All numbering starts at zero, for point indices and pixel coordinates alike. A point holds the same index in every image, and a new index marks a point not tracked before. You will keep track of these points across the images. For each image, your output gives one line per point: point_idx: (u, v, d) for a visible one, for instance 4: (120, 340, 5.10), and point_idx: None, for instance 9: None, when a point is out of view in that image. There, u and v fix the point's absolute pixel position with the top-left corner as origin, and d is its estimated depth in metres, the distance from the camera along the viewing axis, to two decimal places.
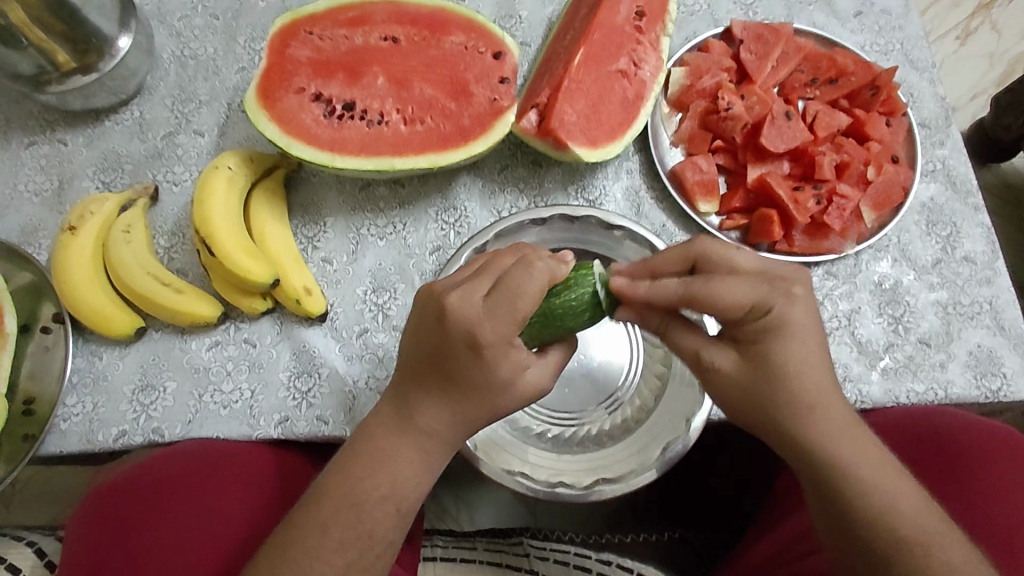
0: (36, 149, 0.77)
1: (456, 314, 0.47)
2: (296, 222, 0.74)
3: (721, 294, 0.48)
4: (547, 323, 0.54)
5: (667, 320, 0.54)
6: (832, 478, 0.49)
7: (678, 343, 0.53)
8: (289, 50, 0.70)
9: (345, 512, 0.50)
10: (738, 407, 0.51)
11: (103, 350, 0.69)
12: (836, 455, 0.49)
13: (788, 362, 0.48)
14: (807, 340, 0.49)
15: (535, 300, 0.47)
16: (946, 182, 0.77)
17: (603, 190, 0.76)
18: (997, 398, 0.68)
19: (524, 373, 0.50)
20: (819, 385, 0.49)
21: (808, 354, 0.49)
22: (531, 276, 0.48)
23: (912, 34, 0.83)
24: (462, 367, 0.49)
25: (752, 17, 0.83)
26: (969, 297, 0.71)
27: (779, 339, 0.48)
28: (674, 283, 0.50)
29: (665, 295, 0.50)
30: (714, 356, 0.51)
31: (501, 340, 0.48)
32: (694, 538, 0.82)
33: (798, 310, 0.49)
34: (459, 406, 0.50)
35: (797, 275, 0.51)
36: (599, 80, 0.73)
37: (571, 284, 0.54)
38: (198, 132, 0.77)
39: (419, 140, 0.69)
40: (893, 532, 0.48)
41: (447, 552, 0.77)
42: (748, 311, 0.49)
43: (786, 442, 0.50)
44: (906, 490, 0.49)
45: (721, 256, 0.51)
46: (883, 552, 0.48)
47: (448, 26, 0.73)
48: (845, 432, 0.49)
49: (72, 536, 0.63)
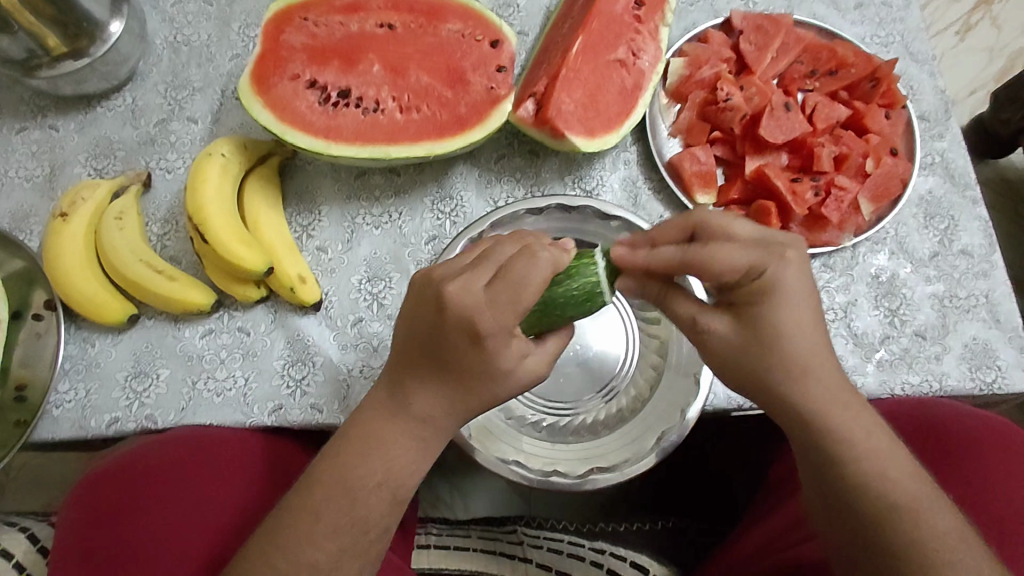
0: (28, 134, 0.76)
1: (455, 303, 0.47)
2: (291, 210, 0.74)
3: (717, 257, 0.48)
4: (546, 312, 0.54)
5: (666, 287, 0.53)
6: (823, 444, 0.49)
7: (675, 309, 0.53)
8: (284, 36, 0.70)
9: (338, 498, 0.49)
10: (732, 372, 0.51)
11: (95, 337, 0.69)
12: (827, 421, 0.49)
13: (782, 327, 0.48)
14: (802, 304, 0.48)
15: (539, 289, 0.47)
16: (944, 175, 0.76)
17: (601, 179, 0.75)
18: (992, 390, 0.68)
19: (525, 361, 0.50)
20: (811, 349, 0.49)
21: (803, 319, 0.48)
22: (536, 267, 0.47)
23: (912, 26, 0.83)
24: (465, 357, 0.48)
25: (752, 8, 0.82)
26: (965, 290, 0.71)
27: (773, 303, 0.48)
28: (672, 250, 0.50)
29: (664, 261, 0.50)
30: (710, 321, 0.51)
31: (502, 331, 0.47)
32: (688, 528, 0.80)
33: (793, 273, 0.48)
34: (457, 396, 0.50)
35: (795, 239, 0.50)
36: (597, 69, 0.73)
37: (571, 273, 0.53)
38: (191, 119, 0.76)
39: (415, 128, 0.68)
40: (884, 498, 0.47)
41: (441, 540, 0.79)
42: (744, 274, 0.48)
43: (779, 409, 0.50)
44: (897, 458, 0.49)
45: (720, 224, 0.50)
46: (870, 515, 0.48)
47: (445, 14, 0.72)
48: (837, 397, 0.49)
49: (63, 521, 0.62)
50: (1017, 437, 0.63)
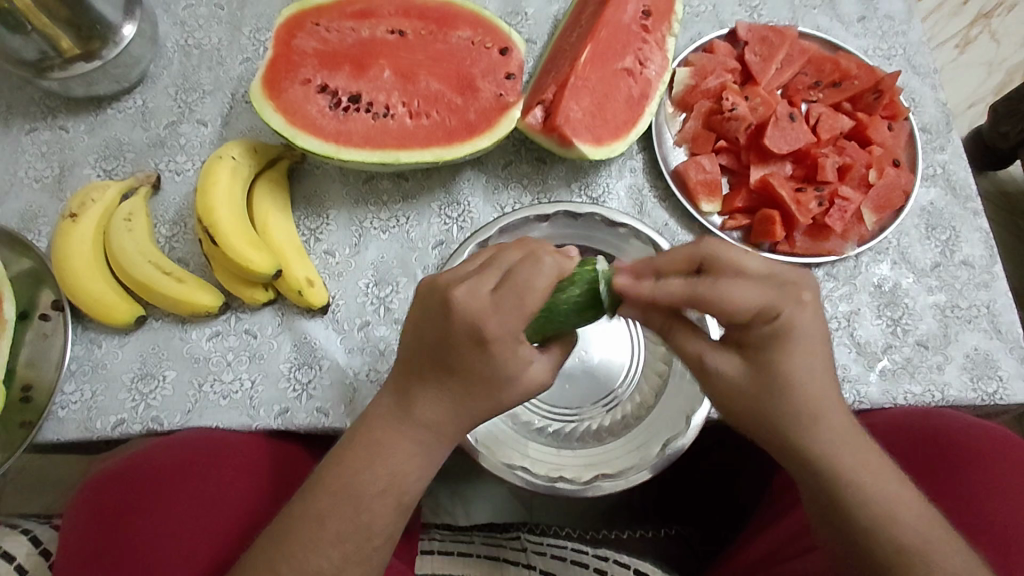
0: (37, 134, 0.77)
1: (460, 308, 0.47)
2: (299, 214, 0.74)
3: (729, 298, 0.48)
4: (549, 319, 0.54)
5: (670, 320, 0.53)
6: (831, 485, 0.50)
7: (681, 345, 0.53)
8: (295, 41, 0.70)
9: (344, 504, 0.50)
10: (740, 413, 0.51)
11: (102, 338, 0.69)
12: (835, 463, 0.49)
13: (792, 370, 0.48)
14: (813, 347, 0.49)
15: (544, 294, 0.47)
16: (946, 186, 0.77)
17: (607, 187, 0.76)
18: (993, 401, 0.68)
19: (528, 368, 0.50)
20: (820, 392, 0.49)
21: (812, 363, 0.49)
22: (540, 272, 0.47)
23: (915, 39, 0.84)
24: (467, 359, 0.49)
25: (757, 19, 0.83)
26: (966, 301, 0.72)
27: (785, 347, 0.48)
28: (682, 284, 0.49)
29: (672, 294, 0.50)
30: (718, 360, 0.51)
31: (507, 336, 0.47)
32: (690, 535, 0.81)
33: (805, 318, 0.48)
34: (468, 403, 0.50)
35: (807, 279, 0.50)
36: (605, 78, 0.74)
37: (573, 280, 0.53)
38: (201, 122, 0.77)
39: (425, 133, 0.69)
40: (891, 541, 0.49)
41: (444, 545, 0.77)
42: (755, 316, 0.48)
43: (785, 449, 0.51)
44: (901, 495, 0.50)
45: (731, 260, 0.50)
46: (876, 556, 0.49)
47: (455, 21, 0.73)
48: (844, 441, 0.50)
49: (69, 523, 0.62)
50: (1020, 449, 0.64)
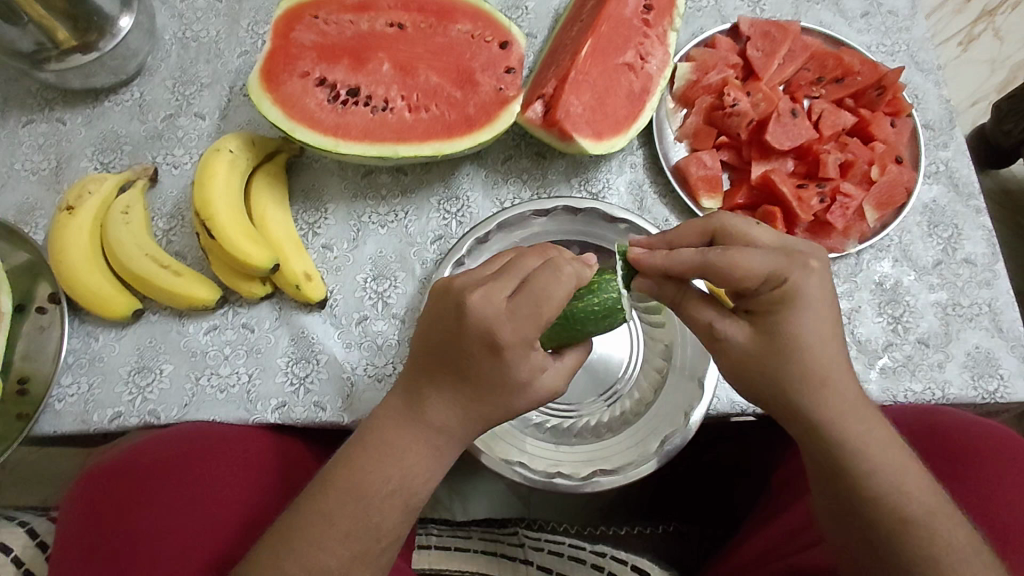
0: (35, 127, 0.76)
1: (475, 313, 0.47)
2: (297, 208, 0.74)
3: (740, 263, 0.47)
4: (567, 326, 0.55)
5: (683, 289, 0.53)
6: (839, 455, 0.49)
7: (691, 315, 0.53)
8: (294, 34, 0.70)
9: (353, 504, 0.49)
10: (751, 379, 0.50)
11: (99, 331, 0.68)
12: (844, 428, 0.49)
13: (802, 334, 0.48)
14: (823, 312, 0.49)
15: (562, 304, 0.47)
16: (949, 184, 0.77)
17: (607, 182, 0.76)
18: (994, 400, 0.68)
19: (542, 374, 0.50)
20: (830, 359, 0.49)
21: (822, 328, 0.49)
22: (560, 281, 0.47)
23: (918, 35, 0.83)
24: (484, 365, 0.48)
25: (760, 14, 0.83)
26: (968, 299, 0.72)
27: (795, 312, 0.48)
28: (692, 253, 0.49)
29: (682, 262, 0.50)
30: (727, 327, 0.51)
31: (522, 343, 0.47)
32: (689, 531, 0.80)
33: (814, 284, 0.48)
34: (464, 401, 0.50)
35: (815, 250, 0.50)
36: (606, 72, 0.73)
37: (593, 288, 0.55)
38: (199, 115, 0.77)
39: (424, 127, 0.68)
40: (898, 510, 0.48)
41: (441, 541, 0.78)
42: (765, 282, 0.48)
43: (796, 417, 0.50)
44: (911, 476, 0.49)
45: (741, 231, 0.50)
46: (885, 528, 0.48)
47: (455, 14, 0.72)
48: (855, 407, 0.49)
49: (65, 517, 0.61)
50: (1021, 446, 0.63)
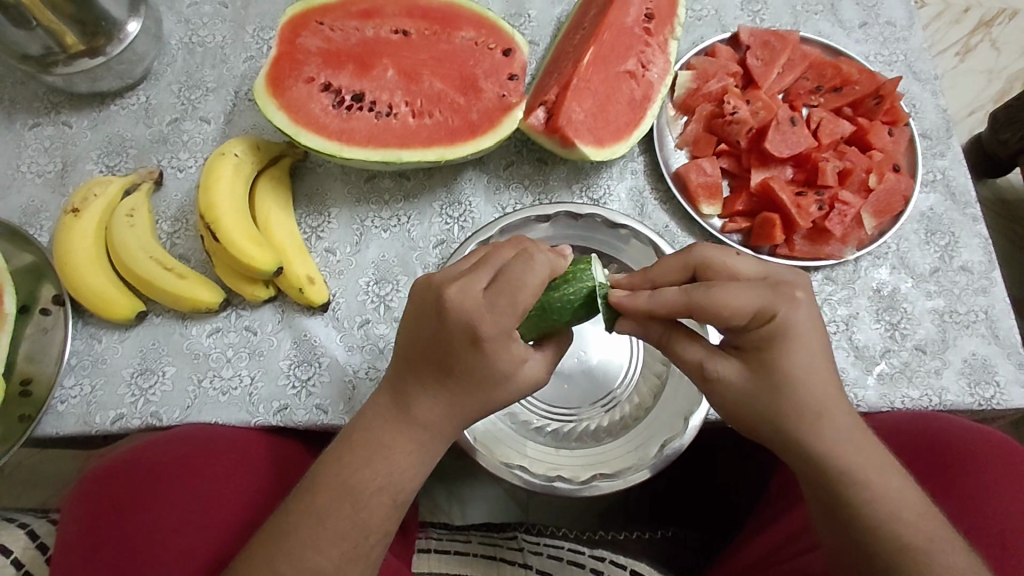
0: (40, 130, 0.77)
1: (452, 305, 0.48)
2: (300, 212, 0.74)
3: (725, 302, 0.48)
4: (544, 317, 0.54)
5: (669, 330, 0.53)
6: (831, 481, 0.50)
7: (679, 355, 0.53)
8: (299, 39, 0.70)
9: (346, 504, 0.50)
10: (745, 413, 0.51)
11: (102, 333, 0.69)
12: (840, 458, 0.49)
13: (791, 367, 0.49)
14: (813, 343, 0.49)
15: (537, 292, 0.48)
16: (946, 192, 0.78)
17: (608, 189, 0.76)
18: (991, 406, 0.68)
19: (525, 365, 0.51)
20: (822, 390, 0.50)
21: (814, 361, 0.49)
22: (532, 270, 0.48)
23: (916, 46, 0.84)
24: (462, 354, 0.49)
25: (759, 24, 0.84)
26: (965, 306, 0.72)
27: (785, 345, 0.49)
28: (676, 292, 0.49)
29: (668, 304, 0.50)
30: (717, 364, 0.51)
31: (501, 333, 0.48)
32: (687, 537, 0.80)
33: (802, 315, 0.49)
34: (460, 399, 0.50)
35: (800, 280, 0.51)
36: (608, 80, 0.74)
37: (570, 278, 0.54)
38: (204, 119, 0.77)
39: (427, 132, 0.69)
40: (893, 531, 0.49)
41: (441, 544, 0.79)
42: (753, 317, 0.49)
43: (791, 451, 0.51)
44: (904, 489, 0.50)
45: (722, 264, 0.52)
46: (884, 553, 0.49)
47: (458, 22, 0.73)
48: (850, 436, 0.50)
49: (65, 518, 0.62)
50: (1019, 453, 0.64)
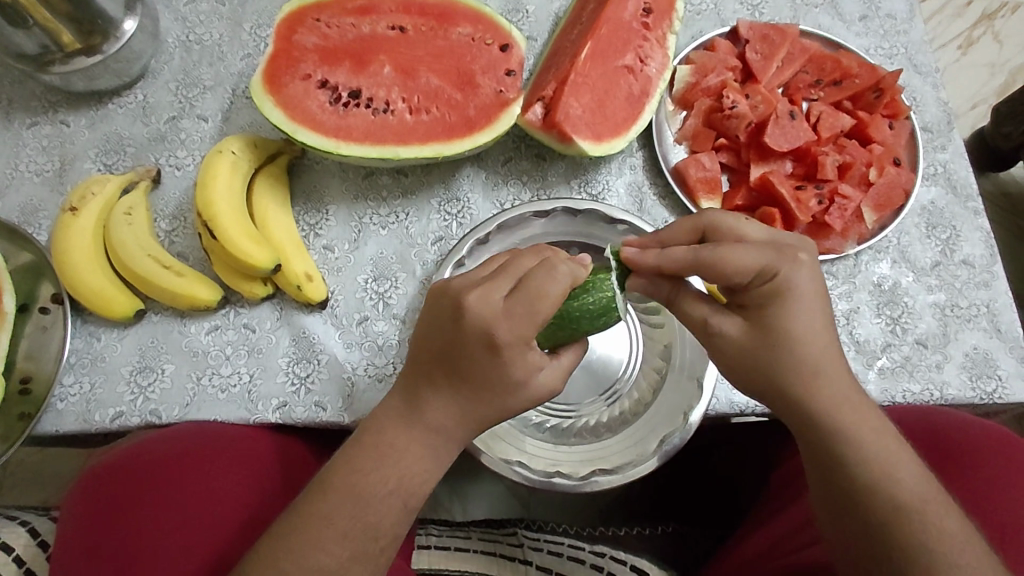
0: (39, 129, 0.77)
1: (476, 315, 0.47)
2: (298, 209, 0.74)
3: (732, 261, 0.48)
4: (562, 325, 0.54)
5: (678, 287, 0.53)
6: (831, 443, 0.49)
7: (685, 313, 0.54)
8: (296, 36, 0.70)
9: (351, 503, 0.50)
10: (746, 372, 0.51)
11: (101, 331, 0.69)
12: (837, 421, 0.49)
13: (793, 326, 0.49)
14: (814, 302, 0.49)
15: (557, 302, 0.48)
16: (947, 185, 0.77)
17: (606, 184, 0.76)
18: (992, 400, 0.68)
19: (539, 374, 0.51)
20: (823, 351, 0.49)
21: (814, 319, 0.49)
22: (554, 280, 0.48)
23: (916, 38, 0.84)
24: (483, 363, 0.49)
25: (758, 17, 0.83)
26: (966, 300, 0.72)
27: (786, 304, 0.49)
28: (684, 250, 0.50)
29: (675, 261, 0.50)
30: (721, 322, 0.51)
31: (518, 341, 0.48)
32: (689, 533, 0.80)
33: (804, 275, 0.49)
34: (471, 404, 0.50)
35: (805, 243, 0.51)
36: (606, 75, 0.74)
37: (587, 287, 0.54)
38: (202, 117, 0.77)
39: (425, 128, 0.69)
40: (892, 499, 0.48)
41: (441, 540, 0.78)
42: (755, 276, 0.49)
43: (791, 410, 0.51)
44: (903, 459, 0.50)
45: (731, 228, 0.51)
46: (880, 521, 0.48)
47: (455, 17, 0.73)
48: (849, 398, 0.50)
49: (67, 515, 0.62)
50: (1018, 446, 0.64)
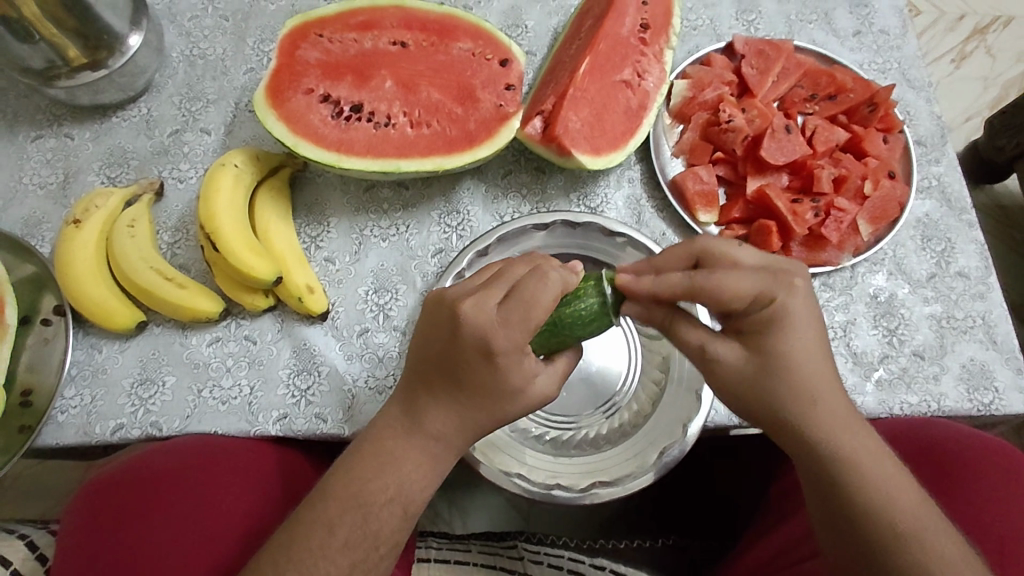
0: (43, 142, 0.78)
1: (470, 323, 0.48)
2: (300, 222, 0.75)
3: (727, 286, 0.49)
4: (554, 332, 0.55)
5: (673, 313, 0.54)
6: (830, 466, 0.50)
7: (681, 338, 0.54)
8: (299, 52, 0.71)
9: (352, 512, 0.50)
10: (745, 398, 0.51)
11: (103, 343, 0.69)
12: (835, 444, 0.50)
13: (791, 350, 0.50)
14: (810, 327, 0.50)
15: (549, 308, 0.48)
16: (941, 199, 0.78)
17: (605, 197, 0.77)
18: (989, 412, 0.68)
19: (534, 381, 0.51)
20: (819, 375, 0.50)
21: (810, 344, 0.50)
22: (545, 287, 0.48)
23: (909, 54, 0.85)
24: (477, 370, 0.49)
25: (754, 33, 0.85)
26: (962, 312, 0.73)
27: (782, 330, 0.50)
28: (680, 277, 0.51)
29: (672, 287, 0.51)
30: (718, 348, 0.52)
31: (514, 348, 0.48)
32: (689, 547, 0.80)
33: (799, 301, 0.50)
34: (468, 411, 0.50)
35: (798, 268, 0.52)
36: (604, 89, 0.75)
37: (579, 294, 0.54)
38: (205, 130, 0.78)
39: (425, 142, 0.70)
40: (891, 521, 0.48)
41: (440, 553, 0.75)
42: (753, 302, 0.50)
43: (790, 436, 0.51)
44: (900, 480, 0.50)
45: (724, 253, 0.52)
46: (881, 541, 0.48)
47: (456, 33, 0.74)
48: (846, 423, 0.51)
49: (67, 527, 0.62)
50: (1015, 458, 0.64)
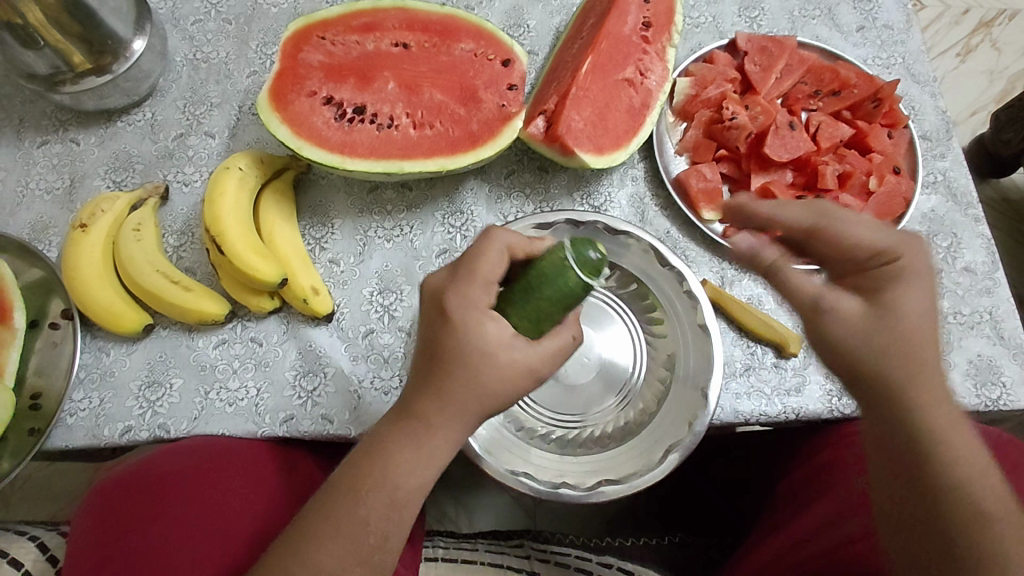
0: (49, 147, 0.78)
1: (429, 288, 0.52)
2: (304, 223, 0.75)
3: (844, 236, 0.48)
4: (525, 312, 0.52)
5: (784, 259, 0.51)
6: (919, 438, 0.47)
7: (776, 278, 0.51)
8: (302, 54, 0.72)
9: (348, 515, 0.48)
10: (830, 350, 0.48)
11: (111, 346, 0.70)
12: (929, 417, 0.47)
13: (900, 314, 0.47)
14: (925, 292, 0.47)
15: (492, 265, 0.51)
16: (947, 193, 0.78)
17: (609, 196, 0.77)
18: (997, 407, 0.68)
19: (502, 346, 0.50)
20: (924, 341, 0.47)
21: (914, 309, 0.47)
22: (485, 245, 0.52)
23: (913, 48, 0.84)
24: (464, 368, 0.49)
25: (757, 30, 0.84)
26: (969, 307, 0.72)
27: (887, 292, 0.47)
28: (802, 215, 0.50)
29: (791, 220, 0.51)
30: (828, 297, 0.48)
31: (467, 304, 0.50)
32: (692, 543, 0.81)
33: (923, 265, 0.47)
34: (448, 392, 0.49)
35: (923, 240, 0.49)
36: (607, 88, 0.75)
37: (543, 274, 0.51)
38: (209, 134, 0.78)
39: (428, 143, 0.70)
40: (975, 503, 0.46)
41: (449, 553, 0.75)
42: (880, 258, 0.48)
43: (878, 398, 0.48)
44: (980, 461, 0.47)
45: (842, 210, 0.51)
46: (961, 521, 0.45)
47: (458, 34, 0.74)
48: (941, 396, 0.47)
49: (76, 530, 0.62)
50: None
